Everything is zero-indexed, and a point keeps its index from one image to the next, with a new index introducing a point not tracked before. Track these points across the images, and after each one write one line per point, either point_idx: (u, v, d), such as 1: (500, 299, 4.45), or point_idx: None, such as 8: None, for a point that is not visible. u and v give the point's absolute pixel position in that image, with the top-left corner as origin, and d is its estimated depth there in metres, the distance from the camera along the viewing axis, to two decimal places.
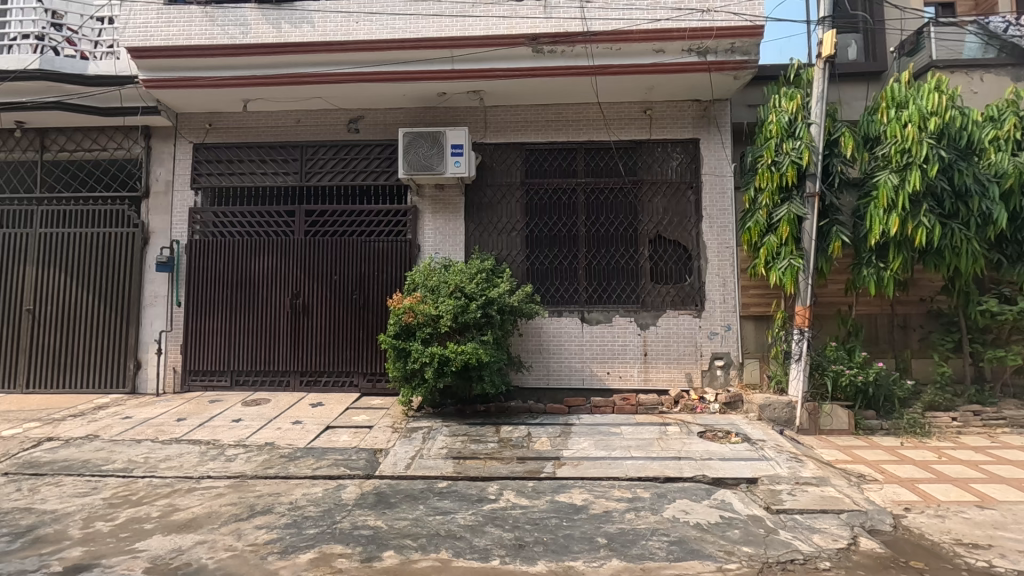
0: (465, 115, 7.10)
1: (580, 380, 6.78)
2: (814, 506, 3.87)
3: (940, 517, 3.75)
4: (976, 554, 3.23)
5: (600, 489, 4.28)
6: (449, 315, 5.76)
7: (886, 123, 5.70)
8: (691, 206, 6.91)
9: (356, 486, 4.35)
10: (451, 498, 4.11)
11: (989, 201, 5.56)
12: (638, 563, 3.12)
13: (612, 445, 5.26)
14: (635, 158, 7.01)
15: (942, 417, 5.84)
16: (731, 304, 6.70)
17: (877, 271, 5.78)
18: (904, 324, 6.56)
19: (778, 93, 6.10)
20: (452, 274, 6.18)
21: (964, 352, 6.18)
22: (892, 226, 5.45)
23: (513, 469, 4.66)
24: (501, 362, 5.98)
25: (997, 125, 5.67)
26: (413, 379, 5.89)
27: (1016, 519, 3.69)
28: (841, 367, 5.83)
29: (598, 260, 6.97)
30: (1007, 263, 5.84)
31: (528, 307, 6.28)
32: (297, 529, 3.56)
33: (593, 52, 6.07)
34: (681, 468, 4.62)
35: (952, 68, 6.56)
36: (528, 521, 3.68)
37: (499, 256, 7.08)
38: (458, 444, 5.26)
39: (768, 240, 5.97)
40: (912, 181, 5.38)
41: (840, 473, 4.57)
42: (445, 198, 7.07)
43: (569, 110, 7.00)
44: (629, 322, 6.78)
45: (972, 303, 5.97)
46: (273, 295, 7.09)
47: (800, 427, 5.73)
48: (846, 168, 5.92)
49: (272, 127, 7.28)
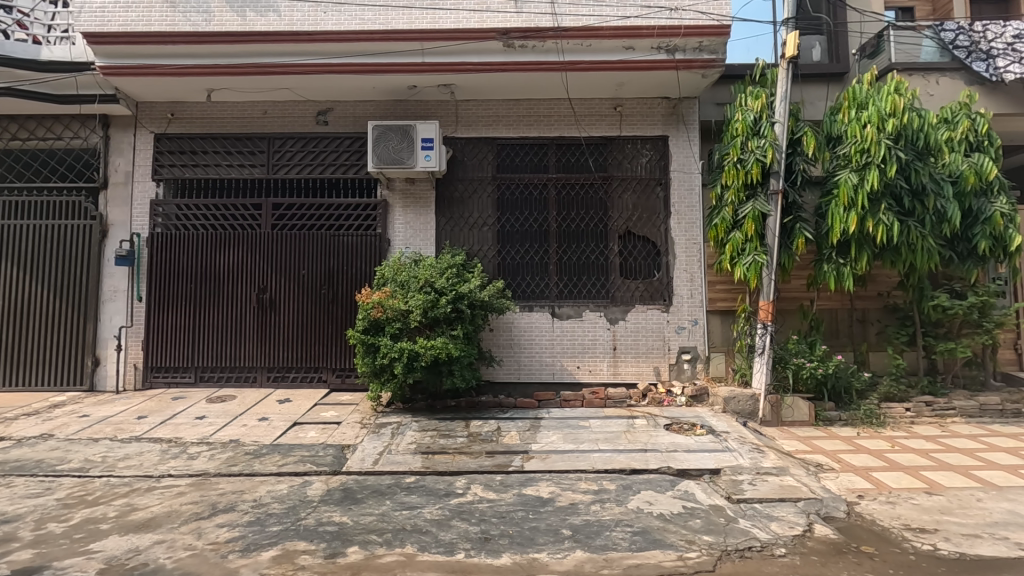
0: (436, 108, 7.05)
1: (550, 375, 6.83)
2: (772, 495, 3.99)
3: (891, 503, 3.91)
4: (922, 538, 3.37)
5: (567, 481, 4.33)
6: (418, 310, 5.73)
7: (847, 123, 5.86)
8: (660, 202, 7.00)
9: (323, 483, 4.32)
10: (418, 493, 4.10)
11: (944, 199, 5.77)
12: (601, 553, 3.17)
13: (580, 439, 5.32)
14: (606, 154, 7.07)
15: (896, 407, 6.06)
16: (698, 298, 6.83)
17: (837, 267, 5.97)
18: (863, 318, 6.82)
19: (745, 93, 6.19)
20: (422, 268, 6.14)
21: (917, 345, 6.43)
22: (851, 224, 5.63)
23: (482, 463, 4.68)
24: (472, 357, 5.98)
25: (951, 127, 5.87)
26: (383, 374, 5.85)
27: (961, 504, 3.87)
28: (802, 360, 6.02)
29: (568, 255, 7.02)
30: (958, 260, 6.08)
31: (499, 302, 6.25)
32: (261, 527, 3.51)
33: (563, 47, 6.10)
34: (646, 460, 4.71)
35: (910, 71, 6.78)
36: (494, 515, 3.70)
37: (469, 251, 7.05)
38: (427, 439, 5.25)
39: (734, 236, 6.10)
40: (870, 181, 5.54)
41: (799, 463, 4.72)
42: (416, 192, 7.01)
43: (541, 106, 7.02)
44: (599, 317, 6.85)
45: (925, 298, 6.21)
46: (239, 289, 6.95)
47: (763, 419, 5.89)
48: (808, 167, 6.07)
49: (237, 117, 7.11)
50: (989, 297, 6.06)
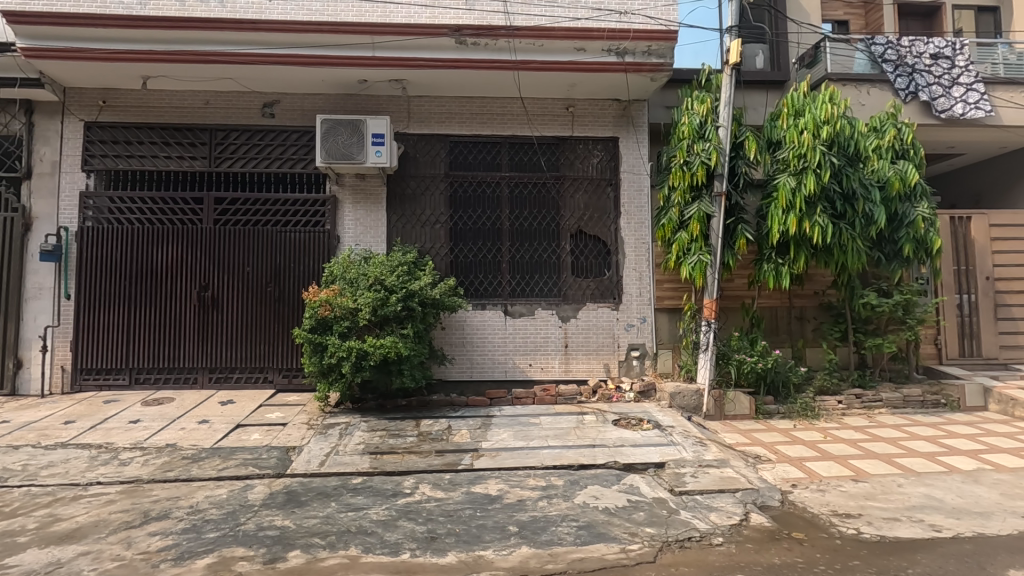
0: (387, 104, 6.94)
1: (502, 373, 6.85)
2: (712, 486, 4.14)
3: (822, 491, 4.12)
4: (847, 523, 3.57)
5: (516, 478, 4.36)
6: (367, 308, 5.63)
7: (786, 129, 6.13)
8: (611, 202, 7.13)
9: (265, 486, 4.19)
10: (365, 494, 4.04)
11: (872, 203, 6.11)
12: (547, 549, 3.20)
13: (531, 436, 5.36)
14: (558, 154, 7.14)
15: (830, 400, 6.39)
16: (646, 297, 7.01)
17: (776, 267, 6.22)
18: (801, 316, 7.18)
19: (691, 97, 6.40)
20: (373, 265, 6.05)
21: (849, 340, 6.81)
22: (790, 225, 5.89)
23: (431, 462, 4.65)
24: (422, 356, 5.92)
25: (880, 135, 6.23)
26: (331, 373, 5.73)
27: (884, 490, 4.12)
28: (744, 356, 6.27)
29: (521, 254, 7.05)
30: (885, 261, 6.45)
31: (451, 299, 6.20)
32: (197, 534, 3.38)
33: (515, 46, 6.12)
34: (594, 455, 4.80)
35: (844, 81, 7.16)
36: (442, 514, 3.69)
37: (421, 249, 6.99)
38: (376, 439, 5.18)
39: (680, 236, 6.29)
40: (807, 185, 5.81)
41: (739, 455, 4.91)
42: (366, 188, 6.90)
43: (493, 104, 7.02)
44: (551, 314, 6.92)
45: (856, 296, 6.57)
46: (178, 287, 6.66)
47: (707, 413, 6.09)
48: (750, 170, 6.32)
49: (176, 106, 6.78)
50: (912, 296, 6.47)
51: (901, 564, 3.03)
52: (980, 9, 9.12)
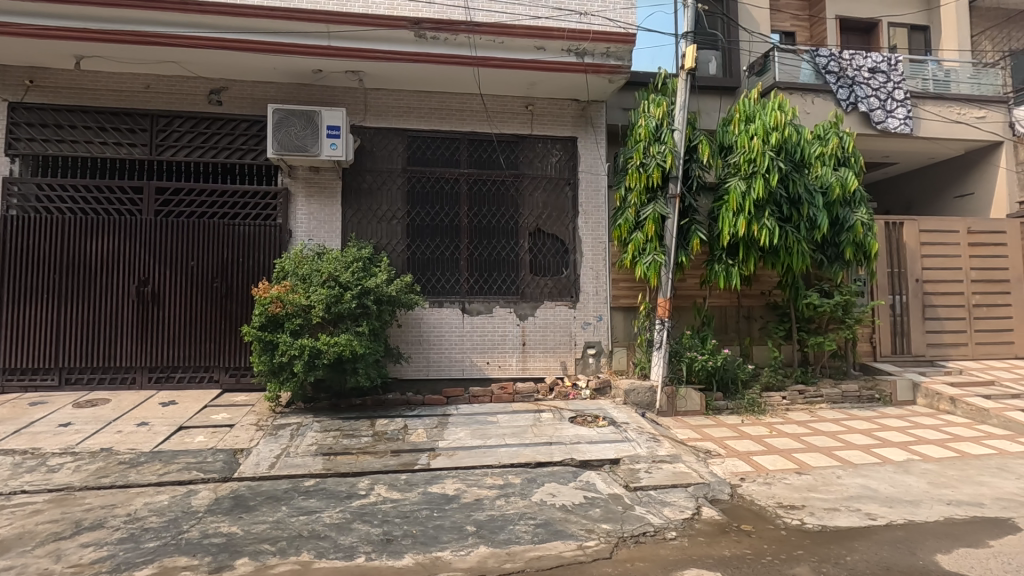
0: (343, 96, 6.76)
1: (459, 371, 6.81)
2: (666, 481, 4.24)
3: (768, 484, 4.29)
4: (792, 514, 3.72)
5: (473, 477, 4.34)
6: (321, 305, 5.47)
7: (737, 134, 6.34)
8: (568, 201, 7.18)
9: (210, 491, 4.01)
10: (318, 497, 3.93)
11: (817, 208, 6.38)
12: (504, 548, 3.20)
13: (488, 434, 5.34)
14: (517, 152, 7.14)
15: (775, 396, 6.67)
16: (603, 296, 7.11)
17: (727, 267, 6.43)
18: (748, 315, 7.47)
19: (647, 99, 6.53)
20: (326, 261, 5.87)
21: (793, 339, 7.13)
22: (739, 227, 6.09)
23: (387, 462, 4.56)
24: (378, 354, 5.79)
25: (824, 143, 6.52)
26: (281, 373, 5.53)
27: (825, 481, 4.33)
28: (695, 353, 6.48)
29: (479, 251, 7.01)
30: (827, 263, 6.76)
31: (408, 297, 6.09)
32: (135, 543, 3.19)
33: (475, 42, 6.07)
34: (551, 452, 4.83)
35: (790, 90, 7.47)
36: (398, 515, 3.62)
37: (377, 245, 6.84)
38: (329, 440, 5.04)
39: (636, 236, 6.42)
40: (756, 189, 6.02)
41: (690, 450, 5.05)
42: (320, 181, 6.70)
43: (452, 99, 6.95)
44: (509, 313, 6.92)
45: (800, 296, 6.87)
46: (115, 281, 6.28)
47: (660, 409, 6.24)
48: (703, 173, 6.50)
49: (113, 90, 6.38)
50: (851, 296, 6.81)
51: (841, 551, 3.18)
52: (913, 28, 9.66)
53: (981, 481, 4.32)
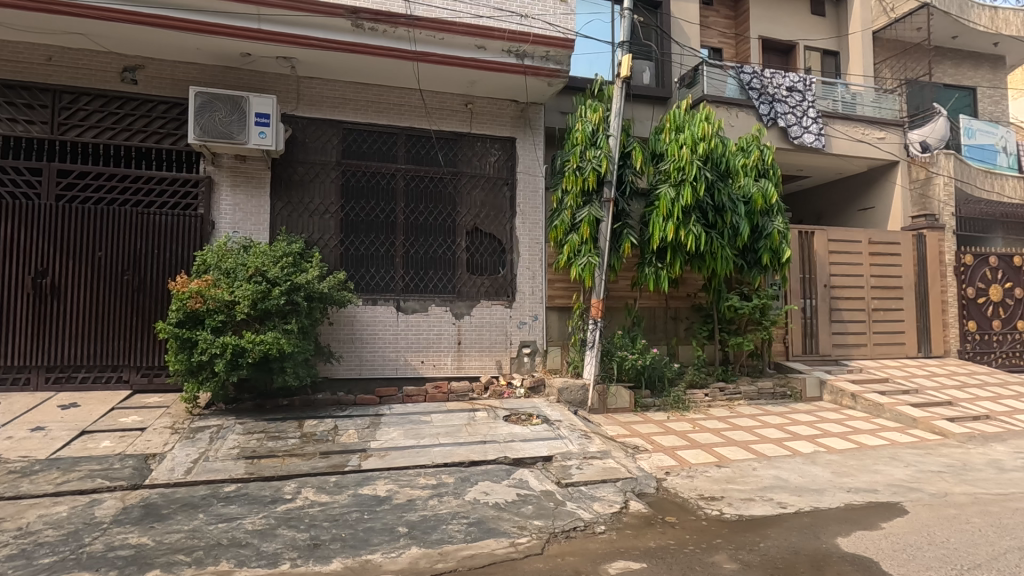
0: (274, 82, 6.46)
1: (393, 370, 6.68)
2: (596, 477, 4.36)
3: (691, 477, 4.50)
4: (712, 505, 3.93)
5: (406, 477, 4.28)
6: (246, 301, 5.20)
7: (668, 143, 6.62)
8: (506, 201, 7.22)
9: (116, 500, 3.71)
10: (239, 502, 3.73)
11: (739, 216, 6.76)
12: (437, 548, 3.17)
13: (421, 434, 5.28)
14: (455, 150, 7.10)
15: (698, 393, 7.01)
16: (538, 295, 7.20)
17: (656, 270, 6.68)
18: (675, 315, 7.81)
19: (585, 104, 6.70)
20: (252, 256, 5.59)
21: (715, 339, 7.53)
22: (668, 232, 6.36)
23: (315, 465, 4.40)
24: (307, 353, 5.58)
25: (746, 154, 6.91)
26: (201, 372, 5.23)
27: (741, 473, 4.60)
28: (625, 352, 6.72)
29: (415, 249, 6.91)
30: (747, 268, 7.17)
31: (340, 294, 5.89)
32: (27, 561, 2.91)
33: (415, 36, 5.97)
34: (485, 451, 4.84)
35: (718, 103, 7.89)
36: (326, 518, 3.51)
37: (309, 239, 6.59)
38: (253, 443, 4.81)
39: (571, 238, 6.58)
40: (684, 196, 6.31)
41: (620, 446, 5.22)
42: (247, 171, 6.36)
43: (390, 93, 6.80)
44: (444, 311, 6.87)
45: (722, 299, 7.27)
46: (6, 271, 5.69)
47: (591, 407, 6.41)
48: (635, 179, 6.74)
49: (10, 60, 5.79)
50: (768, 300, 7.27)
51: (755, 538, 3.40)
52: (825, 53, 10.44)
53: (876, 469, 4.75)
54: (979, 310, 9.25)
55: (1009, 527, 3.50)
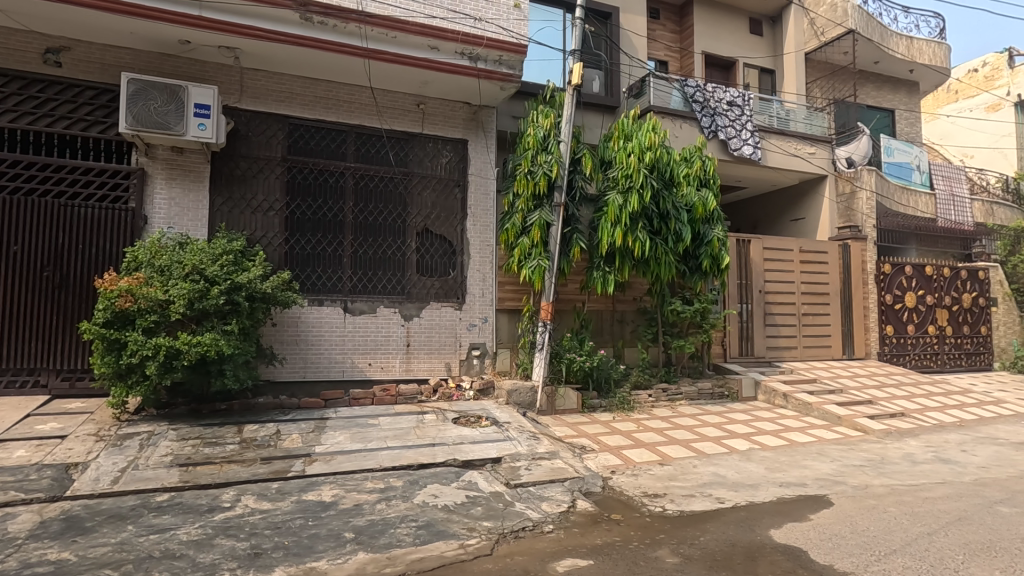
0: (215, 73, 6.19)
1: (339, 373, 6.52)
2: (544, 477, 4.41)
3: (635, 476, 4.64)
4: (655, 501, 4.07)
5: (352, 482, 4.19)
6: (181, 301, 4.95)
7: (616, 150, 6.81)
8: (458, 203, 7.21)
9: (33, 514, 3.44)
10: (173, 512, 3.54)
11: (682, 224, 7.03)
12: (385, 552, 3.13)
13: (369, 437, 5.18)
14: (406, 149, 7.02)
15: (643, 394, 7.24)
16: (488, 298, 7.22)
17: (604, 274, 6.84)
18: (622, 318, 8.03)
19: (537, 110, 6.78)
20: (190, 253, 5.33)
21: (659, 341, 7.77)
22: (616, 237, 6.54)
23: (255, 471, 4.23)
24: (248, 355, 5.36)
25: (690, 164, 7.19)
26: (130, 376, 4.95)
27: (683, 471, 4.78)
28: (574, 354, 6.84)
29: (364, 249, 6.77)
30: (689, 274, 7.46)
31: (284, 294, 5.69)
32: None
33: (366, 33, 5.88)
34: (434, 454, 4.80)
35: (663, 114, 8.19)
36: (268, 526, 3.39)
37: (251, 237, 6.35)
38: (188, 449, 4.58)
39: (522, 241, 6.64)
40: (632, 203, 6.51)
41: (567, 446, 5.31)
42: (183, 164, 6.06)
43: (339, 89, 6.66)
44: (393, 313, 6.77)
45: (666, 303, 7.52)
46: None
47: (540, 408, 6.49)
48: (585, 185, 6.88)
49: None
50: (708, 304, 7.59)
51: (695, 532, 3.54)
52: (762, 70, 11.00)
53: (805, 464, 5.05)
54: (896, 316, 9.99)
55: (921, 514, 3.81)
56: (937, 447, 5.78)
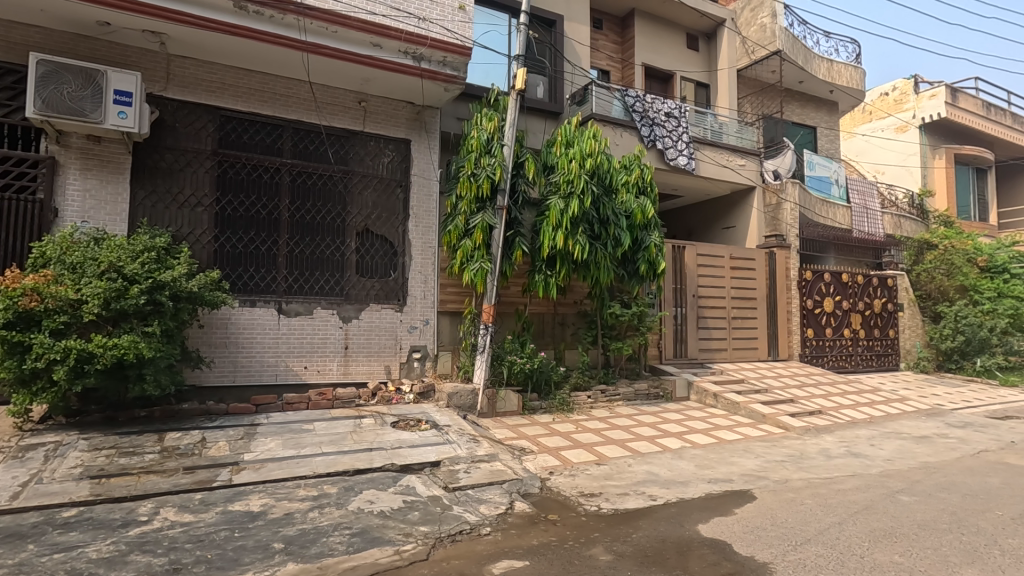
0: (139, 58, 5.81)
1: (272, 377, 6.27)
2: (483, 480, 4.42)
3: (573, 476, 4.73)
4: (591, 501, 4.15)
5: (283, 490, 4.03)
6: (95, 300, 4.60)
7: (559, 156, 6.93)
8: (400, 204, 7.10)
9: None
10: (81, 529, 3.29)
11: (621, 229, 7.23)
12: (316, 562, 3.03)
13: (302, 443, 5.02)
14: (347, 147, 6.86)
15: (582, 395, 7.41)
16: (430, 300, 7.15)
17: (545, 278, 6.94)
18: (562, 321, 8.18)
19: (481, 112, 6.79)
20: (106, 249, 4.97)
21: (599, 343, 7.96)
22: (557, 241, 6.64)
23: (177, 482, 4.00)
24: (172, 358, 5.06)
25: (629, 172, 7.40)
26: (35, 382, 4.56)
27: (618, 470, 4.91)
28: (515, 357, 6.87)
29: (300, 248, 6.55)
30: (628, 278, 7.67)
31: (212, 294, 5.40)
32: None
33: (305, 26, 5.68)
34: (371, 458, 4.70)
35: (604, 122, 8.40)
36: (189, 540, 3.21)
37: (177, 234, 6.02)
38: (100, 460, 4.26)
39: (464, 243, 6.62)
40: (573, 208, 6.63)
41: (507, 448, 5.34)
42: (101, 154, 5.65)
43: (276, 82, 6.42)
44: (331, 314, 6.58)
45: (605, 307, 7.71)
46: None
47: (481, 411, 6.50)
48: (528, 189, 6.95)
49: None
50: (645, 308, 7.83)
51: (628, 530, 3.64)
52: (698, 85, 11.49)
53: (732, 461, 5.31)
54: (816, 320, 10.67)
55: (833, 506, 4.09)
56: (849, 442, 6.22)
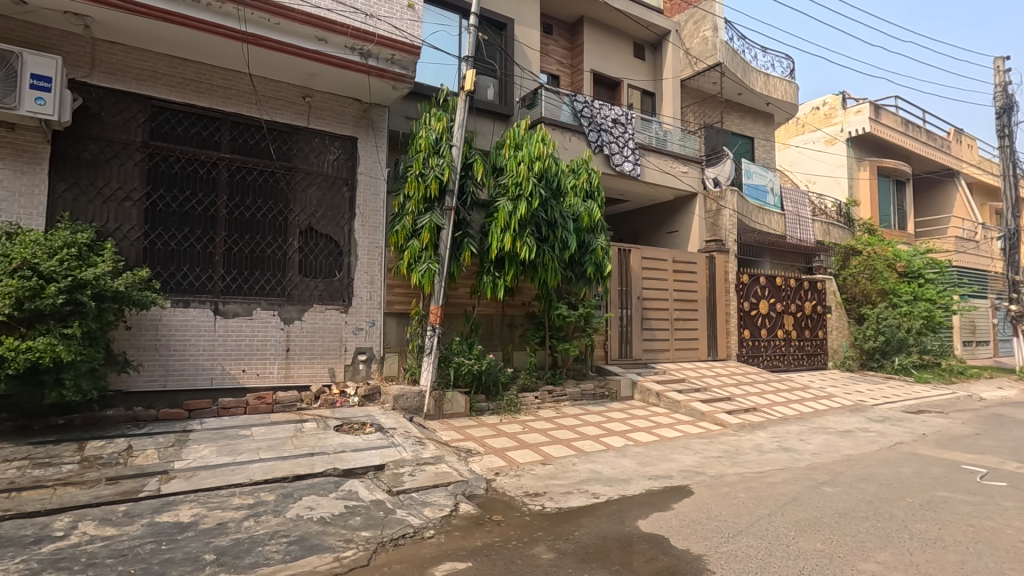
0: (60, 41, 5.43)
1: (207, 381, 5.97)
2: (427, 482, 4.38)
3: (518, 476, 4.76)
4: (536, 500, 4.19)
5: (216, 499, 3.86)
6: (6, 300, 4.28)
7: (507, 158, 6.97)
8: (345, 202, 6.94)
9: None
10: None
11: (568, 232, 7.33)
12: (250, 572, 2.92)
13: (238, 449, 4.82)
14: (290, 143, 6.65)
15: (529, 395, 7.49)
16: (376, 301, 7.03)
17: (493, 279, 6.96)
18: (511, 322, 8.22)
19: (429, 112, 6.75)
20: (19, 245, 4.61)
21: (546, 344, 8.07)
22: (505, 243, 6.67)
23: (98, 494, 3.76)
24: (95, 362, 4.75)
25: (577, 176, 7.53)
26: None
27: (562, 469, 4.98)
28: (462, 358, 6.86)
29: (239, 246, 6.29)
30: (575, 280, 7.78)
31: (141, 294, 5.10)
32: None
33: (245, 16, 5.47)
34: (312, 463, 4.57)
35: (553, 126, 8.52)
36: (111, 554, 3.02)
37: (102, 230, 5.66)
38: (11, 472, 3.95)
39: (412, 244, 6.55)
40: (521, 210, 6.67)
41: (453, 450, 5.32)
42: (16, 142, 5.24)
43: (213, 74, 6.15)
44: (271, 316, 6.36)
45: (552, 308, 7.81)
46: None
47: (428, 413, 6.44)
48: (476, 190, 6.96)
49: None
50: (591, 309, 7.98)
51: (571, 528, 3.71)
52: (644, 93, 11.81)
53: (671, 458, 5.49)
54: (752, 321, 11.19)
55: (763, 498, 4.30)
56: (780, 437, 6.55)
